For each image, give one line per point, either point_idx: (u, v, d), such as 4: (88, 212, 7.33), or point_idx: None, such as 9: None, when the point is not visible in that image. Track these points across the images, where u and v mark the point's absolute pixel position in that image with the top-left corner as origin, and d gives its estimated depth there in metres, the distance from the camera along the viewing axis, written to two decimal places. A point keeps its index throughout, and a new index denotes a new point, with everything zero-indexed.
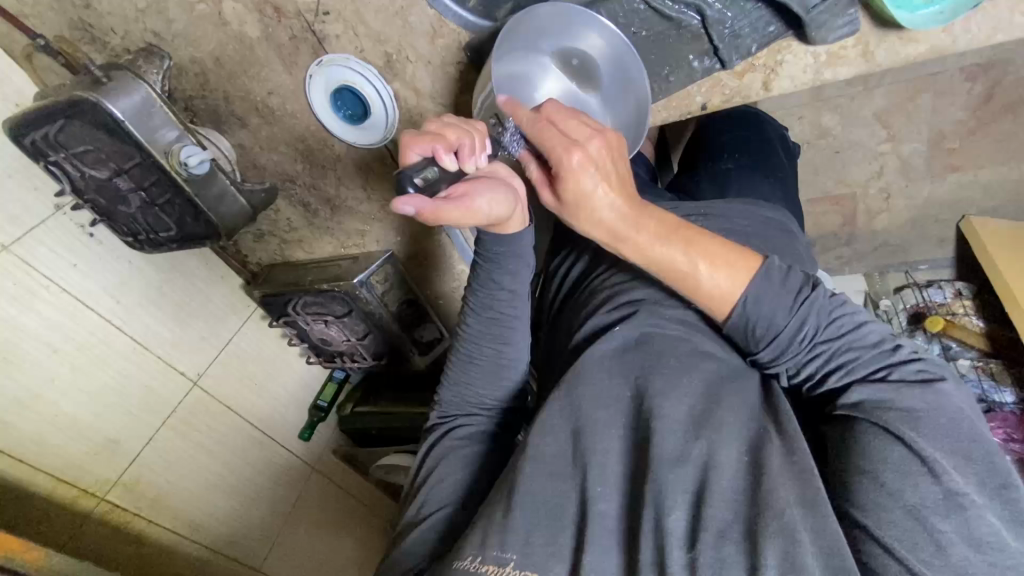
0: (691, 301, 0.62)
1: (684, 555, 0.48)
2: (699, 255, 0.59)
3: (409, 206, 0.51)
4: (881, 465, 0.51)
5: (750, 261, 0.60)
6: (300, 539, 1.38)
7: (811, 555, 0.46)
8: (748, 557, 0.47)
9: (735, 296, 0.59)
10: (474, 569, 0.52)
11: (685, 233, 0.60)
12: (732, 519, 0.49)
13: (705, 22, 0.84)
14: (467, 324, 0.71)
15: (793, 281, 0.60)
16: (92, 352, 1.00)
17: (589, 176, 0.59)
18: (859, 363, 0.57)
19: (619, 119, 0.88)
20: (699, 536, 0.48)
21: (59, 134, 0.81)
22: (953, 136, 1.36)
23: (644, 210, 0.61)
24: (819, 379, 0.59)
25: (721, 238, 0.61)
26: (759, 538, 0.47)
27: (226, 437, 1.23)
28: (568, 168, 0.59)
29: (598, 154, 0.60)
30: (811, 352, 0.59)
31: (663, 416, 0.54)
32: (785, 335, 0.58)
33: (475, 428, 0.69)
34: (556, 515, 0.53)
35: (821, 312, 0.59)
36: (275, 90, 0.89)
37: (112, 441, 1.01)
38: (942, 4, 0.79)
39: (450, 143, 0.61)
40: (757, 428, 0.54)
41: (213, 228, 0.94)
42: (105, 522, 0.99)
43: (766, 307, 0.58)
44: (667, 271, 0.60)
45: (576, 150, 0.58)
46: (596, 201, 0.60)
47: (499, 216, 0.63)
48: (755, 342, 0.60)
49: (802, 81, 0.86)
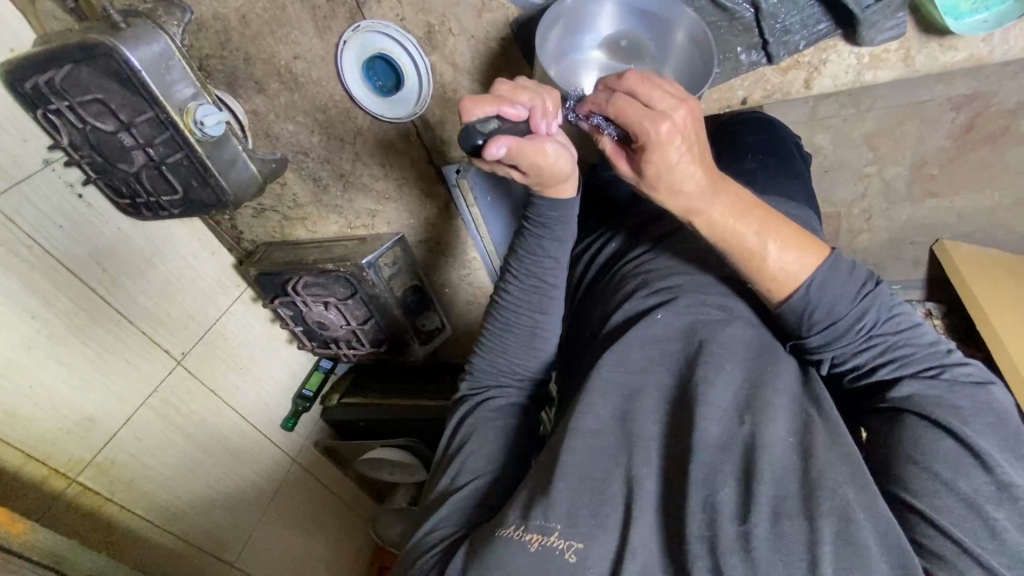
0: (752, 283, 0.64)
1: (737, 528, 0.50)
2: (770, 237, 0.62)
3: (498, 146, 0.58)
4: (932, 456, 0.54)
5: (821, 251, 0.63)
6: (278, 535, 1.32)
7: (869, 533, 0.49)
8: (808, 534, 0.49)
9: (800, 281, 0.62)
10: (517, 537, 0.53)
11: (759, 214, 0.63)
12: (783, 494, 0.52)
13: (758, 15, 0.85)
14: (508, 290, 0.74)
15: (857, 275, 0.63)
16: (73, 321, 0.90)
17: (676, 155, 0.58)
18: (913, 359, 0.61)
19: (679, 65, 0.89)
20: (755, 510, 0.51)
21: (63, 82, 0.77)
22: (934, 163, 1.26)
23: (723, 188, 0.61)
24: (868, 368, 0.63)
25: (796, 226, 0.64)
26: (818, 515, 0.50)
27: (209, 424, 1.14)
28: (655, 147, 0.57)
29: (687, 129, 0.58)
30: (864, 343, 0.62)
31: (708, 403, 0.57)
32: (843, 322, 0.62)
33: (508, 400, 0.73)
34: (600, 488, 0.55)
35: (881, 307, 0.62)
36: (302, 54, 0.88)
37: (87, 419, 0.92)
38: (987, 13, 0.83)
39: (513, 100, 0.63)
40: (803, 416, 0.57)
41: (222, 194, 0.88)
42: (75, 506, 0.90)
43: (828, 294, 0.61)
44: (737, 252, 0.63)
45: (665, 121, 0.56)
46: (679, 179, 0.60)
47: (562, 171, 0.65)
48: (810, 326, 0.63)
49: (844, 81, 0.90)
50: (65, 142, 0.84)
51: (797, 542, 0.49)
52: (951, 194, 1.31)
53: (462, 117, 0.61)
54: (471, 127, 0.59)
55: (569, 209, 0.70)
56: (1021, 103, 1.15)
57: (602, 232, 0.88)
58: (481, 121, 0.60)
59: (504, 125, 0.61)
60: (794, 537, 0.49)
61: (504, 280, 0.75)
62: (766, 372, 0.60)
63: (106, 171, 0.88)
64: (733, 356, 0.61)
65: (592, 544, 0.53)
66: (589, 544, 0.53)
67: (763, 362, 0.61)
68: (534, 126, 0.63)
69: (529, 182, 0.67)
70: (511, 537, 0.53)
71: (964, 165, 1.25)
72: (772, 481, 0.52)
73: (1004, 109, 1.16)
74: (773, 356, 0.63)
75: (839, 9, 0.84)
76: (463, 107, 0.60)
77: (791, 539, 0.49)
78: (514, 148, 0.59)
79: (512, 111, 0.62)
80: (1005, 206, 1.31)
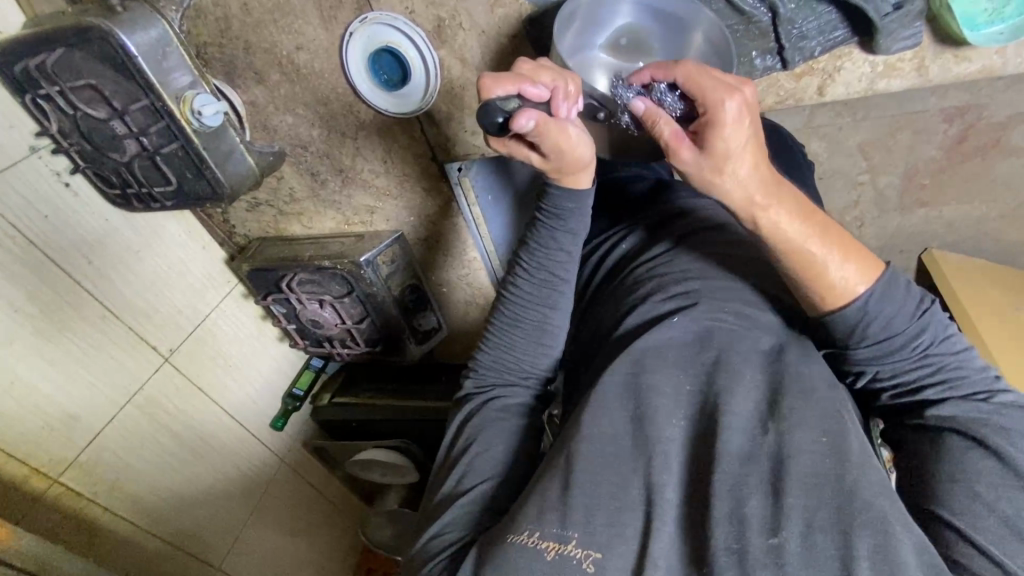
0: (807, 291, 0.62)
1: (765, 541, 0.50)
2: (832, 244, 0.61)
3: (526, 117, 0.58)
4: (971, 475, 0.56)
5: (878, 266, 0.63)
6: (264, 537, 1.29)
7: (907, 546, 0.49)
8: (841, 549, 0.49)
9: (859, 293, 0.61)
10: (532, 544, 0.52)
11: (818, 219, 0.62)
12: (810, 506, 0.51)
13: (775, 20, 0.84)
14: (517, 284, 0.73)
15: (916, 292, 0.63)
16: (57, 315, 0.86)
17: (741, 124, 0.58)
18: (965, 381, 0.61)
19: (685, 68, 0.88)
20: (782, 523, 0.50)
21: (53, 64, 0.73)
22: (927, 172, 1.27)
23: (782, 186, 0.61)
24: (913, 386, 0.63)
25: (859, 244, 0.63)
26: (849, 530, 0.49)
27: (197, 422, 1.11)
28: (721, 112, 0.58)
29: (750, 106, 0.59)
30: (917, 360, 0.62)
31: (731, 412, 0.57)
32: (899, 339, 0.62)
33: (516, 400, 0.71)
34: (619, 496, 0.54)
35: (938, 326, 0.62)
36: (305, 45, 0.86)
37: (70, 418, 0.88)
38: (1004, 25, 0.85)
39: (533, 80, 0.63)
40: (839, 427, 0.56)
41: (217, 186, 0.85)
42: (58, 507, 0.86)
43: (887, 307, 0.61)
44: (799, 258, 0.60)
45: (736, 96, 0.58)
46: (744, 154, 0.58)
47: (583, 156, 0.64)
48: (862, 338, 0.62)
49: (857, 88, 0.92)
50: (53, 129, 0.81)
51: (830, 556, 0.49)
52: (941, 204, 1.32)
53: (481, 95, 0.60)
54: (493, 101, 0.59)
55: (585, 201, 0.70)
56: (1012, 116, 1.17)
57: (615, 231, 0.87)
58: (502, 99, 0.59)
59: (523, 104, 0.61)
60: (827, 551, 0.49)
61: (513, 274, 0.74)
62: (783, 378, 0.60)
63: (96, 160, 0.85)
64: (749, 361, 0.61)
65: (611, 554, 0.52)
66: (608, 554, 0.52)
67: (776, 364, 0.61)
68: (556, 109, 0.62)
69: (548, 168, 0.66)
70: (526, 544, 0.52)
71: (955, 176, 1.27)
72: (801, 492, 0.52)
73: (996, 122, 1.18)
74: (788, 356, 0.62)
75: (856, 17, 0.85)
76: (482, 85, 0.60)
77: (820, 553, 0.49)
78: (541, 122, 0.59)
79: (533, 91, 0.61)
80: (993, 217, 1.33)
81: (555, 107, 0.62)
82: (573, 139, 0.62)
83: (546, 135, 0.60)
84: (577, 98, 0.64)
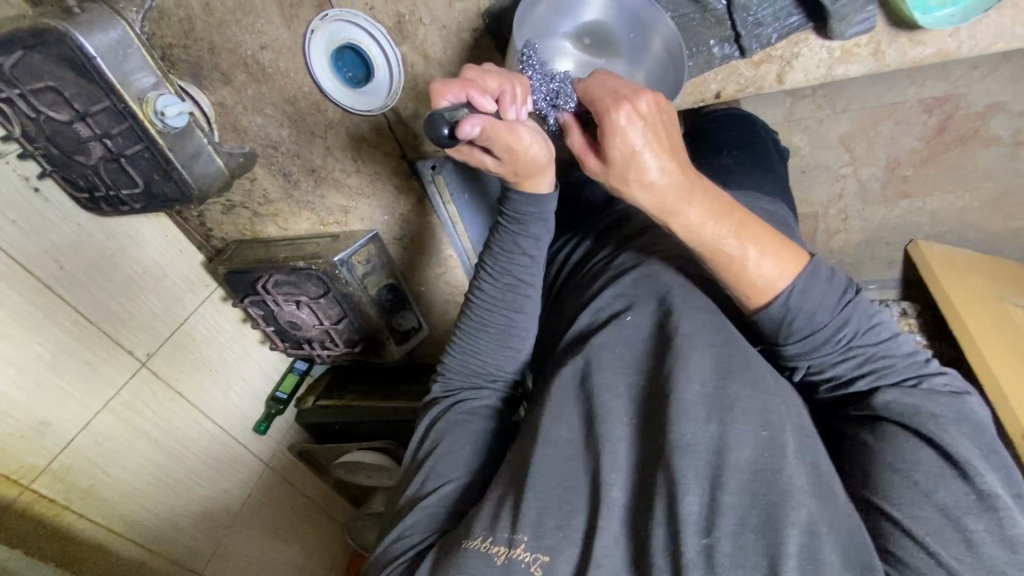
0: (732, 288, 0.63)
1: (698, 541, 0.49)
2: (749, 241, 0.61)
3: (473, 123, 0.54)
4: (911, 465, 0.55)
5: (801, 257, 0.63)
6: (245, 542, 1.26)
7: (831, 545, 0.49)
8: (768, 550, 0.48)
9: (780, 289, 0.61)
10: (485, 549, 0.54)
11: (737, 217, 0.61)
12: (744, 506, 0.51)
13: (729, 7, 0.86)
14: (482, 287, 0.73)
15: (838, 283, 0.63)
16: (26, 323, 0.85)
17: (631, 135, 0.56)
18: (892, 370, 0.61)
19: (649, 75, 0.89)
20: (717, 521, 0.50)
21: (13, 68, 0.73)
22: (908, 163, 1.27)
23: (698, 195, 0.59)
24: (844, 379, 0.63)
25: (778, 232, 0.63)
26: (782, 527, 0.49)
27: (173, 426, 1.10)
28: (608, 122, 0.57)
29: (643, 107, 0.57)
30: (844, 353, 0.63)
31: (684, 398, 0.55)
32: (821, 333, 0.62)
33: (483, 402, 0.72)
34: (569, 498, 0.55)
35: (862, 316, 0.62)
36: (269, 45, 0.87)
37: (42, 424, 0.88)
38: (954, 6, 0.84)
39: (481, 87, 0.61)
40: (770, 432, 0.54)
41: (185, 187, 0.84)
42: (27, 516, 0.85)
43: (809, 303, 0.61)
44: (713, 253, 0.61)
45: (625, 105, 0.56)
46: (634, 166, 0.57)
47: (537, 159, 0.63)
48: (788, 335, 0.63)
49: (815, 75, 0.91)
50: (17, 133, 0.80)
51: (756, 554, 0.48)
52: (925, 195, 1.31)
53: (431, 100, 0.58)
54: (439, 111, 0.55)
55: (548, 203, 0.69)
56: (991, 105, 1.17)
57: (574, 236, 0.88)
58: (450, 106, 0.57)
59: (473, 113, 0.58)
60: (755, 550, 0.49)
61: (478, 278, 0.74)
62: (733, 364, 0.58)
63: (64, 164, 0.85)
64: (704, 345, 0.59)
65: (558, 557, 0.53)
66: (556, 557, 0.53)
67: (725, 338, 0.60)
68: (505, 112, 0.61)
69: (504, 171, 0.65)
70: (479, 549, 0.54)
71: (934, 166, 1.27)
72: (738, 491, 0.51)
73: (973, 111, 1.18)
74: (750, 351, 0.61)
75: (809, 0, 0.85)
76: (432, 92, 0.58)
77: (748, 549, 0.49)
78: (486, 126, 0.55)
79: (481, 99, 0.59)
80: (974, 208, 1.32)
81: (504, 111, 0.61)
82: (526, 143, 0.60)
83: (496, 136, 0.58)
84: (526, 100, 0.63)
